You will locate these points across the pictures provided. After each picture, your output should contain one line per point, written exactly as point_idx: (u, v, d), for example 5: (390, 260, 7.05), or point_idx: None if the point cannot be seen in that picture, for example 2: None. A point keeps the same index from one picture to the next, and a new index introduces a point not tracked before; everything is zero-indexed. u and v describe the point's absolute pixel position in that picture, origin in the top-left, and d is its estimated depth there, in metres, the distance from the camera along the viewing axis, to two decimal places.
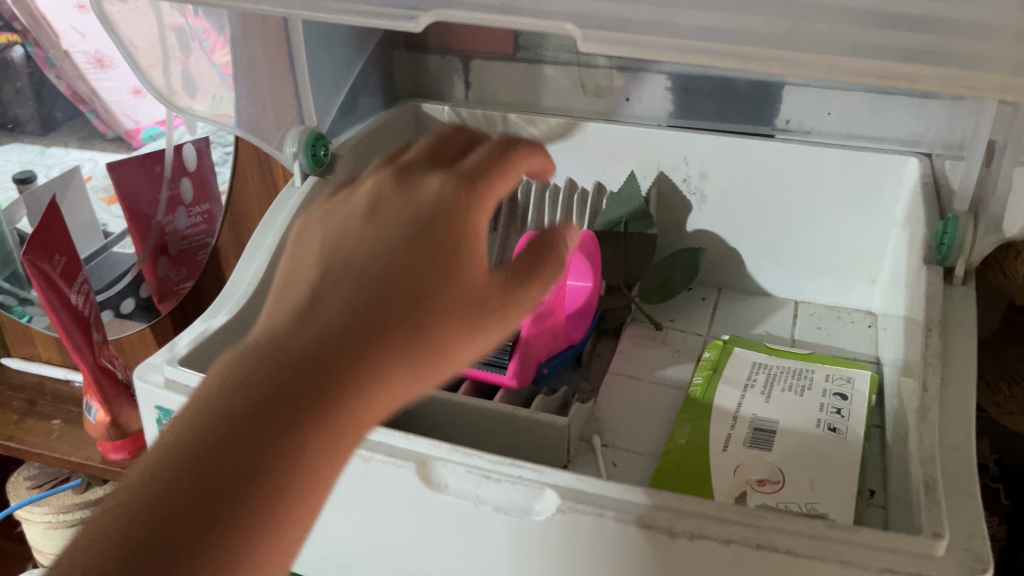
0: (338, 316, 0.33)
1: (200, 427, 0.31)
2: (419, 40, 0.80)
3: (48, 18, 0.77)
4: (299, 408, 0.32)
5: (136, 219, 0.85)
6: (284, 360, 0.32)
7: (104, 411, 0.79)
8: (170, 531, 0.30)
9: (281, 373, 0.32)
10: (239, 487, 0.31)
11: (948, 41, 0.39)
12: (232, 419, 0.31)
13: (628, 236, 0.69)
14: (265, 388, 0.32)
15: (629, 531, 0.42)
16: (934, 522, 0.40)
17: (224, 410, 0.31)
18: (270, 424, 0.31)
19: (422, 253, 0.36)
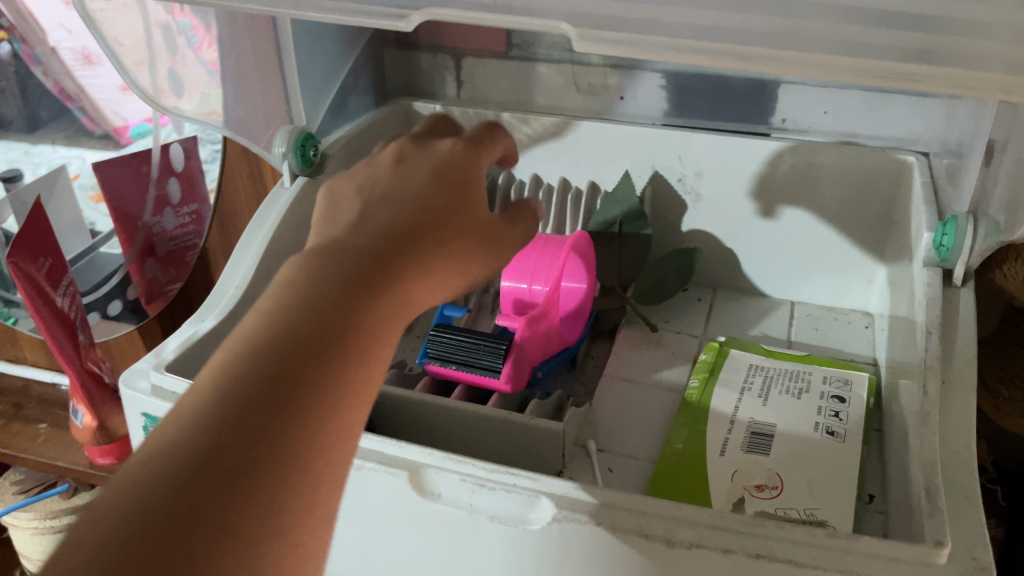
0: (383, 234, 0.35)
1: (275, 313, 0.30)
2: (410, 38, 0.79)
3: (35, 15, 0.75)
4: (368, 296, 0.32)
5: (123, 220, 0.83)
6: (348, 260, 0.33)
7: (91, 416, 0.78)
8: (271, 394, 0.29)
9: (346, 270, 0.33)
10: (329, 361, 0.30)
11: (949, 41, 0.38)
12: (311, 304, 0.31)
13: (623, 236, 0.69)
14: (337, 279, 0.32)
15: (627, 540, 0.41)
16: (936, 530, 0.39)
17: (301, 297, 0.31)
18: (347, 308, 0.31)
19: (448, 199, 0.38)
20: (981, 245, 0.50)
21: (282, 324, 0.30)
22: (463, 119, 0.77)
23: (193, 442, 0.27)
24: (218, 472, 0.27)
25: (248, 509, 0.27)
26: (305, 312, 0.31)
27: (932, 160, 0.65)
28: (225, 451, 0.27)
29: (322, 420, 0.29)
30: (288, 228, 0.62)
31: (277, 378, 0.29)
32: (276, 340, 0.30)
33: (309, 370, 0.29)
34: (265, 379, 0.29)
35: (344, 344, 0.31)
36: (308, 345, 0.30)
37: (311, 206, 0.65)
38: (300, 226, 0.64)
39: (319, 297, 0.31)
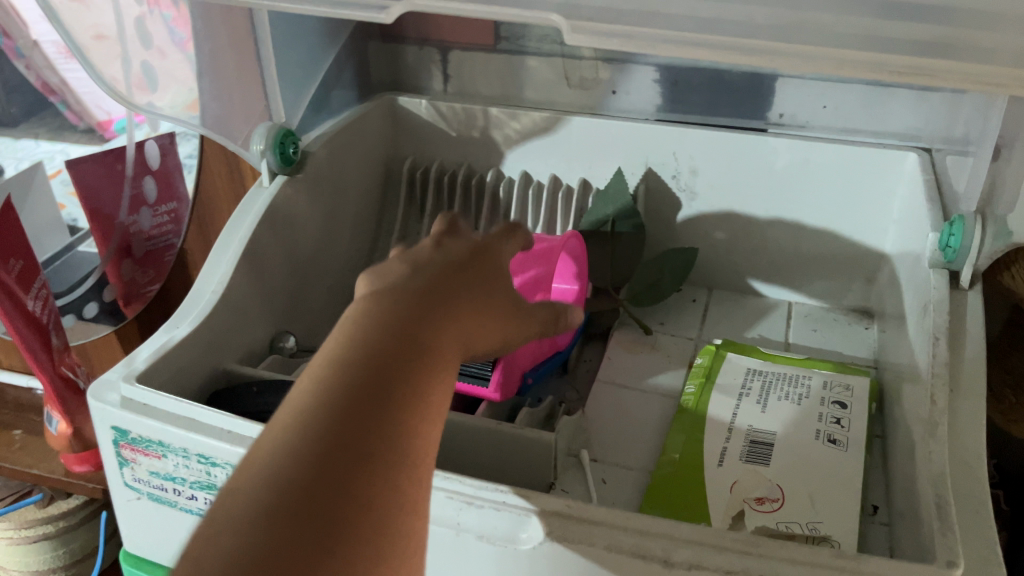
0: (445, 268, 0.34)
1: (359, 331, 0.29)
2: (395, 31, 0.76)
3: (17, 7, 0.73)
4: (443, 314, 0.32)
5: (97, 218, 0.80)
6: (419, 289, 0.32)
7: (66, 423, 0.75)
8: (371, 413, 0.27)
9: (419, 295, 0.32)
10: (418, 373, 0.29)
11: (968, 34, 0.37)
12: (394, 321, 0.30)
13: (616, 235, 0.66)
14: (411, 301, 0.31)
15: (623, 561, 0.39)
16: (948, 548, 0.37)
17: (383, 315, 0.30)
18: (425, 326, 0.31)
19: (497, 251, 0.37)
20: (988, 247, 0.48)
21: (371, 339, 0.29)
22: (450, 114, 0.75)
23: (303, 447, 0.26)
24: (333, 475, 0.26)
25: (364, 513, 0.26)
26: (391, 329, 0.30)
27: (934, 156, 0.63)
28: (337, 456, 0.26)
29: (415, 430, 0.29)
30: (267, 229, 0.60)
31: (375, 386, 0.28)
32: (365, 351, 0.29)
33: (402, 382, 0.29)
34: (364, 386, 0.28)
35: (430, 359, 0.30)
36: (397, 357, 0.29)
37: (292, 206, 0.63)
38: (279, 227, 0.61)
39: (399, 315, 0.30)
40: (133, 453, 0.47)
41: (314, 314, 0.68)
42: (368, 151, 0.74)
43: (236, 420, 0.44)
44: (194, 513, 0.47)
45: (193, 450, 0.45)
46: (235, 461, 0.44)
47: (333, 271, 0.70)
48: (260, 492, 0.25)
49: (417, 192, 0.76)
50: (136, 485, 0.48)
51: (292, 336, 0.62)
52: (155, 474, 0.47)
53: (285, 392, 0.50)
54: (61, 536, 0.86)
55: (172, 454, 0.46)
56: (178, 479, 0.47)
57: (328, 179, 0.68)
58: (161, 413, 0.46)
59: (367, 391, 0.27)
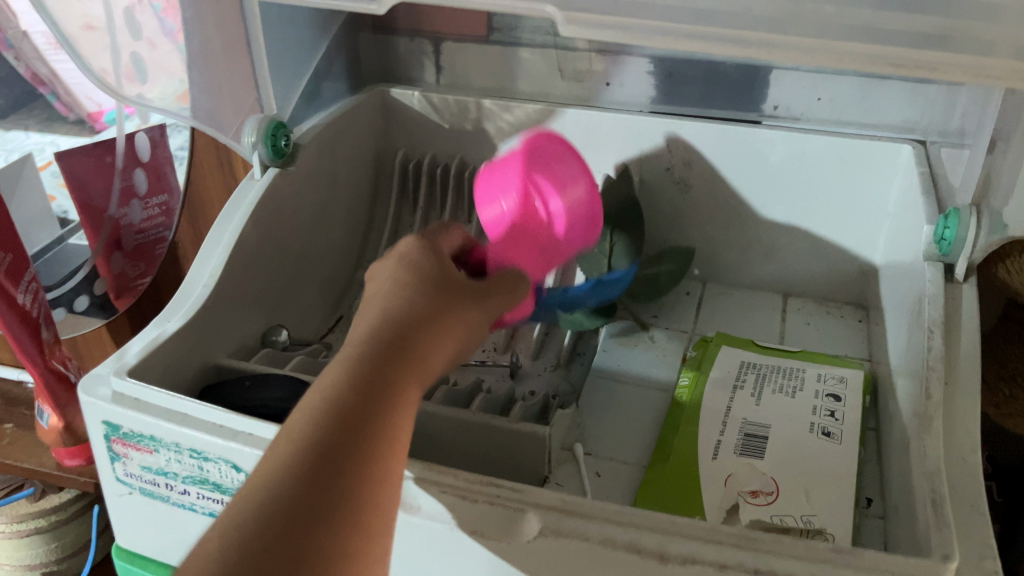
0: (396, 325, 0.36)
1: (322, 399, 0.32)
2: (387, 22, 0.76)
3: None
4: (393, 371, 0.34)
5: (88, 212, 0.79)
6: (372, 349, 0.34)
7: (57, 417, 0.75)
8: (326, 475, 0.30)
9: (373, 344, 0.35)
10: (376, 420, 0.32)
11: (970, 26, 0.37)
12: (357, 379, 0.33)
13: (618, 234, 0.65)
14: (367, 353, 0.34)
15: (618, 556, 0.39)
16: (943, 542, 0.37)
17: (347, 374, 0.33)
18: (376, 386, 0.33)
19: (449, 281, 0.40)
20: (984, 240, 0.48)
21: (332, 395, 0.32)
22: (443, 105, 0.74)
23: (278, 497, 0.29)
24: (305, 517, 0.29)
25: (328, 550, 0.28)
26: (349, 382, 0.33)
27: (928, 149, 0.63)
28: (307, 501, 0.29)
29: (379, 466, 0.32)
30: (259, 222, 0.59)
31: (338, 435, 0.31)
32: (322, 406, 0.32)
33: (362, 426, 0.32)
34: (330, 437, 0.31)
35: (385, 399, 0.33)
36: (358, 411, 0.32)
37: (284, 198, 0.62)
38: (271, 221, 0.61)
39: (361, 372, 0.33)
40: (125, 448, 0.47)
41: (306, 308, 0.67)
42: (361, 142, 0.74)
43: (228, 414, 0.44)
44: (186, 508, 0.47)
45: (185, 445, 0.45)
46: (228, 455, 0.44)
47: (326, 265, 0.70)
48: (234, 545, 0.28)
49: (410, 186, 0.76)
50: (128, 480, 0.48)
51: (285, 330, 0.62)
52: (147, 469, 0.47)
53: (277, 386, 0.50)
54: (53, 530, 0.85)
55: (164, 449, 0.46)
56: (170, 474, 0.46)
57: (319, 170, 0.67)
58: (153, 407, 0.46)
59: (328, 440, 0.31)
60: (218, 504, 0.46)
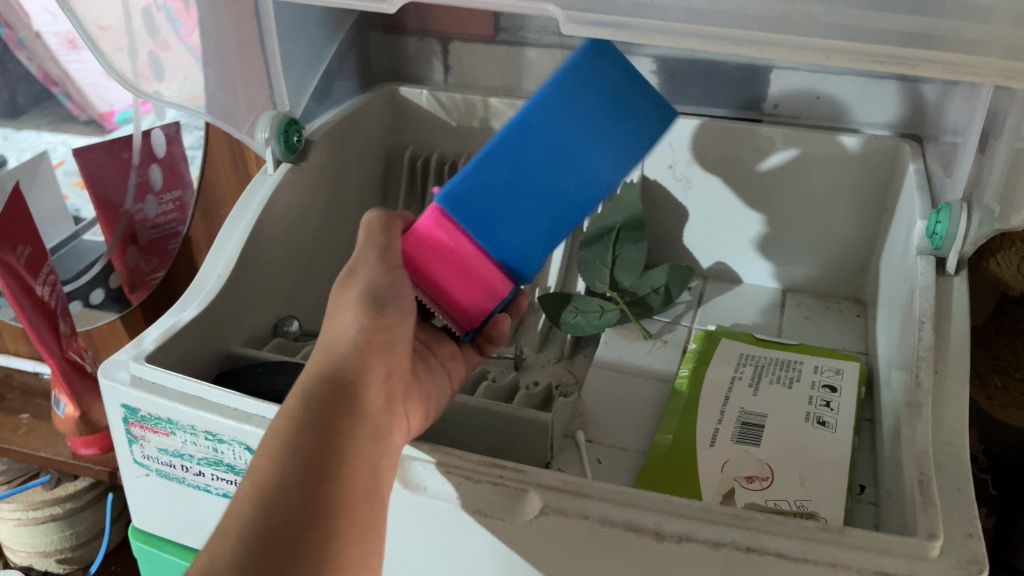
0: (320, 378, 0.40)
1: (266, 466, 0.37)
2: (396, 22, 0.78)
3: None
4: (321, 423, 0.38)
5: (104, 207, 0.82)
6: (302, 407, 0.39)
7: (74, 406, 0.77)
8: (274, 535, 0.35)
9: (298, 389, 0.40)
10: (312, 472, 0.37)
11: (952, 25, 0.38)
12: (290, 440, 0.38)
13: (618, 245, 0.66)
14: (288, 406, 0.39)
15: (616, 533, 0.40)
16: (929, 521, 0.39)
17: (283, 436, 0.38)
18: (309, 442, 0.38)
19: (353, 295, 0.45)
20: (974, 234, 0.50)
21: (263, 454, 0.38)
22: (451, 104, 0.76)
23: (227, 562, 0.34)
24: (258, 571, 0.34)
25: None
26: (275, 441, 0.38)
27: (924, 146, 0.65)
28: (258, 556, 0.34)
29: (321, 491, 0.37)
30: (271, 215, 0.61)
31: (271, 488, 0.36)
32: (253, 475, 0.37)
33: (292, 472, 0.37)
34: (270, 500, 0.36)
35: (313, 432, 0.38)
36: (294, 469, 0.37)
37: (296, 192, 0.64)
38: (283, 214, 0.63)
39: (292, 432, 0.38)
40: (142, 431, 0.49)
41: (316, 300, 0.69)
42: (370, 140, 0.75)
43: (243, 397, 0.46)
44: (202, 489, 0.49)
45: (200, 427, 0.46)
46: (242, 437, 0.46)
47: (336, 258, 0.72)
48: None
49: (418, 181, 0.77)
50: (145, 461, 0.50)
51: (296, 320, 0.64)
52: (163, 450, 0.49)
53: (289, 373, 0.52)
54: (68, 517, 0.88)
55: (181, 431, 0.47)
56: (186, 455, 0.48)
57: (330, 166, 0.69)
58: (170, 391, 0.47)
59: (261, 502, 0.36)
60: (231, 485, 0.48)
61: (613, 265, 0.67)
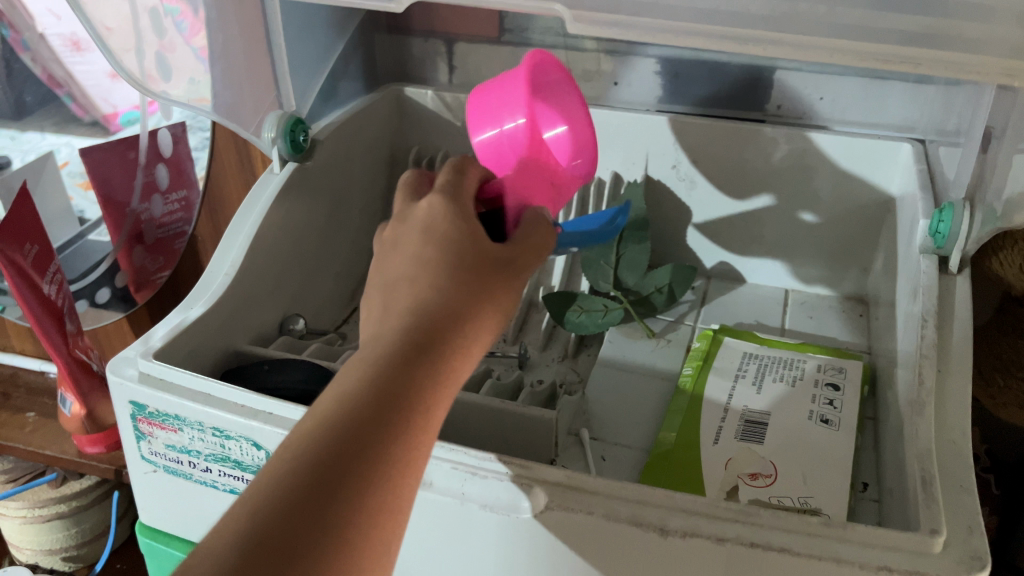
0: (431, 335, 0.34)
1: (351, 419, 0.31)
2: (401, 23, 0.78)
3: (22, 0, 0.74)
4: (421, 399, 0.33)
5: (111, 206, 0.82)
6: (406, 367, 0.33)
7: (79, 404, 0.77)
8: (335, 511, 0.30)
9: (406, 337, 0.34)
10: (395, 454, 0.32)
11: (955, 25, 0.39)
12: (384, 404, 0.32)
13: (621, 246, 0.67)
14: (373, 361, 0.33)
15: (619, 528, 0.41)
16: (931, 517, 0.39)
17: (380, 392, 0.32)
18: (400, 416, 0.32)
19: (463, 228, 0.37)
20: (976, 232, 0.50)
21: (351, 404, 0.31)
22: (456, 104, 0.76)
23: (255, 529, 0.28)
24: (307, 549, 0.29)
25: None
26: (336, 403, 0.32)
27: (926, 147, 0.65)
28: (303, 528, 0.29)
29: (372, 481, 0.31)
30: (277, 214, 0.61)
31: (353, 451, 0.31)
32: (298, 435, 0.31)
33: (363, 448, 0.31)
34: (347, 468, 0.30)
35: (411, 408, 0.32)
36: (379, 442, 0.31)
37: (302, 191, 0.65)
38: (289, 214, 0.63)
39: (389, 395, 0.32)
40: (150, 428, 0.49)
41: (322, 299, 0.70)
42: (375, 141, 0.76)
43: (250, 394, 0.46)
44: (209, 485, 0.49)
45: (208, 423, 0.47)
46: (249, 434, 0.46)
47: (341, 257, 0.72)
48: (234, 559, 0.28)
49: None
50: (153, 458, 0.50)
51: (301, 319, 0.64)
52: (171, 447, 0.49)
53: (295, 371, 0.52)
54: (73, 515, 0.88)
55: (188, 428, 0.48)
56: (193, 452, 0.48)
57: (335, 165, 0.69)
58: (176, 387, 0.48)
59: (302, 477, 0.30)
60: (238, 481, 0.48)
61: (615, 265, 0.67)
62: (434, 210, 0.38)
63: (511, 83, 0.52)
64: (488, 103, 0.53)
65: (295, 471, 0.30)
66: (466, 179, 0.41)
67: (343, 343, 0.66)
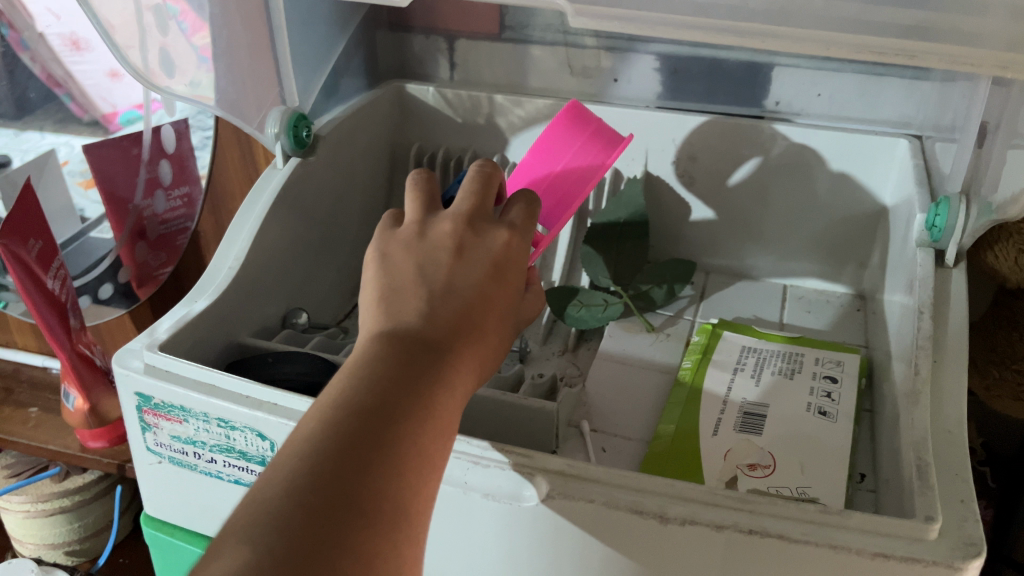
0: (467, 345, 0.37)
1: (406, 407, 0.33)
2: (403, 20, 0.79)
3: (22, 1, 0.74)
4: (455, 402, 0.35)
5: (113, 204, 0.82)
6: (449, 369, 0.35)
7: (83, 399, 0.78)
8: (394, 486, 0.31)
9: (447, 341, 0.36)
10: (436, 446, 0.34)
11: (948, 18, 0.39)
12: (432, 399, 0.34)
13: (620, 240, 0.68)
14: (421, 356, 0.35)
15: (619, 516, 0.41)
16: (927, 505, 0.39)
17: (429, 387, 0.34)
18: (441, 413, 0.34)
19: (511, 276, 0.41)
20: (973, 226, 0.51)
21: (407, 393, 0.33)
22: (457, 101, 0.77)
23: (324, 493, 0.29)
24: (373, 516, 0.30)
25: (384, 552, 0.30)
26: (392, 387, 0.33)
27: (924, 143, 0.65)
28: (369, 498, 0.30)
29: (411, 480, 0.32)
30: (279, 210, 0.62)
31: (409, 437, 0.32)
32: (360, 417, 0.32)
33: (417, 435, 0.33)
34: (404, 451, 0.32)
35: (449, 407, 0.35)
36: (428, 434, 0.33)
37: (304, 187, 0.65)
38: (292, 209, 0.64)
39: (436, 392, 0.34)
40: (155, 418, 0.50)
41: (324, 294, 0.70)
42: (375, 138, 0.76)
43: (255, 385, 0.47)
44: (213, 476, 0.50)
45: (213, 414, 0.47)
46: (254, 424, 0.46)
47: (343, 253, 0.73)
48: (304, 517, 0.29)
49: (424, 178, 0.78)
50: (158, 449, 0.51)
51: (304, 313, 0.65)
52: (176, 438, 0.50)
53: (299, 363, 0.52)
54: (76, 509, 0.88)
55: (193, 418, 0.48)
56: (198, 442, 0.49)
57: (336, 163, 0.70)
58: (182, 378, 0.48)
59: (370, 461, 0.31)
60: (242, 471, 0.49)
61: (615, 261, 0.68)
62: (508, 252, 0.41)
63: (603, 136, 0.56)
64: (567, 139, 0.56)
65: (358, 445, 0.31)
66: (534, 224, 0.44)
67: (345, 337, 0.67)
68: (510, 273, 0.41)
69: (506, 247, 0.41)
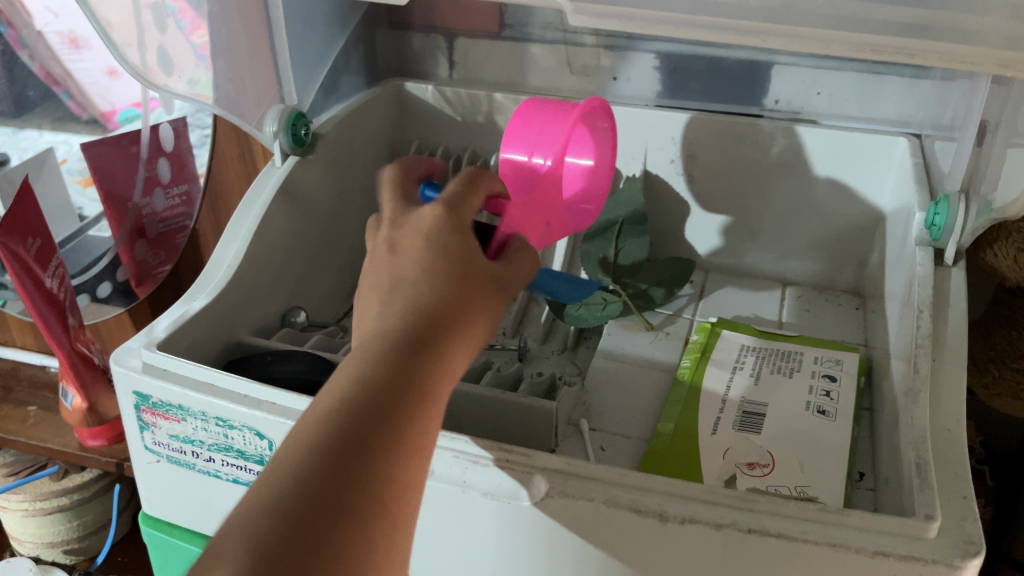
0: (443, 324, 0.36)
1: (374, 394, 0.32)
2: (402, 17, 0.79)
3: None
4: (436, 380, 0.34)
5: (112, 202, 0.83)
6: (422, 350, 0.35)
7: (81, 397, 0.77)
8: (365, 476, 0.31)
9: (419, 324, 0.35)
10: (416, 426, 0.33)
11: (949, 16, 0.39)
12: (403, 381, 0.33)
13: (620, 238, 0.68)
14: (390, 341, 0.34)
15: (619, 514, 0.41)
16: (926, 504, 0.39)
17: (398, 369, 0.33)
18: (417, 394, 0.33)
19: (464, 245, 0.40)
20: (973, 225, 0.51)
21: (374, 380, 0.33)
22: (456, 99, 0.77)
23: (292, 491, 0.29)
24: (344, 510, 0.30)
25: (358, 543, 0.30)
26: (357, 376, 0.33)
27: (924, 141, 0.65)
28: (338, 491, 0.30)
29: (386, 466, 0.31)
30: (278, 208, 0.62)
31: (379, 423, 0.32)
32: (328, 411, 0.32)
33: (388, 419, 0.32)
34: (374, 437, 0.31)
35: (427, 386, 0.34)
36: (402, 417, 0.33)
37: (303, 185, 0.65)
38: (291, 208, 0.64)
39: (408, 373, 0.33)
40: (154, 417, 0.50)
41: (322, 293, 0.70)
42: (374, 136, 0.76)
43: (254, 385, 0.47)
44: (212, 475, 0.50)
45: (211, 413, 0.47)
46: (252, 423, 0.46)
47: (342, 251, 0.73)
48: (271, 519, 0.29)
49: None
50: (156, 448, 0.51)
51: (303, 311, 0.65)
52: (174, 437, 0.50)
53: (298, 362, 0.52)
54: (74, 507, 0.88)
55: (192, 417, 0.48)
56: (196, 441, 0.49)
57: (335, 161, 0.70)
58: (180, 377, 0.48)
59: (338, 454, 0.31)
60: (241, 470, 0.49)
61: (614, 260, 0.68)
62: (437, 222, 0.40)
63: (562, 112, 0.62)
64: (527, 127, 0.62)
65: (326, 438, 0.31)
66: (475, 194, 0.43)
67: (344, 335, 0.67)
68: (459, 242, 0.39)
69: (446, 222, 0.40)
